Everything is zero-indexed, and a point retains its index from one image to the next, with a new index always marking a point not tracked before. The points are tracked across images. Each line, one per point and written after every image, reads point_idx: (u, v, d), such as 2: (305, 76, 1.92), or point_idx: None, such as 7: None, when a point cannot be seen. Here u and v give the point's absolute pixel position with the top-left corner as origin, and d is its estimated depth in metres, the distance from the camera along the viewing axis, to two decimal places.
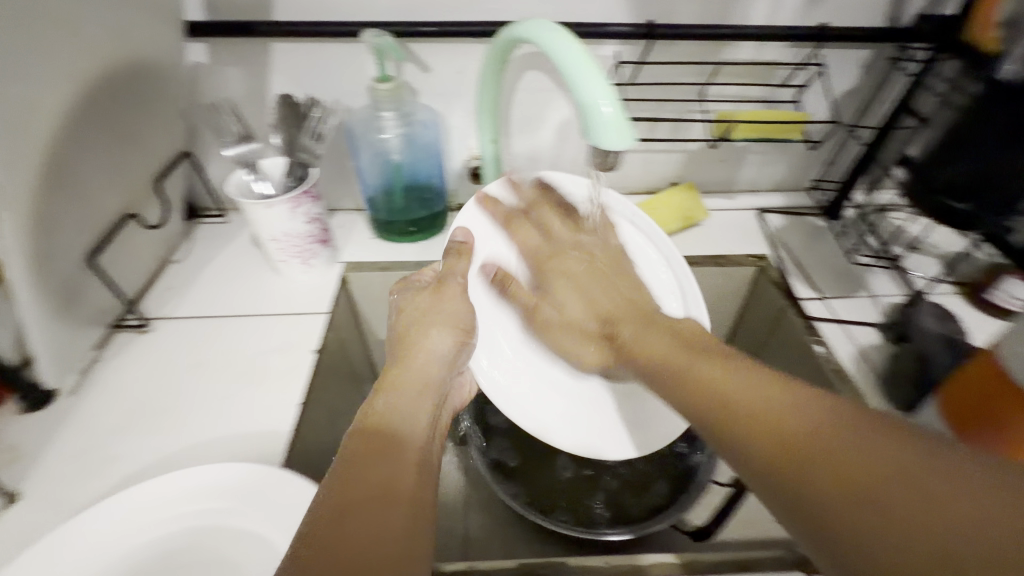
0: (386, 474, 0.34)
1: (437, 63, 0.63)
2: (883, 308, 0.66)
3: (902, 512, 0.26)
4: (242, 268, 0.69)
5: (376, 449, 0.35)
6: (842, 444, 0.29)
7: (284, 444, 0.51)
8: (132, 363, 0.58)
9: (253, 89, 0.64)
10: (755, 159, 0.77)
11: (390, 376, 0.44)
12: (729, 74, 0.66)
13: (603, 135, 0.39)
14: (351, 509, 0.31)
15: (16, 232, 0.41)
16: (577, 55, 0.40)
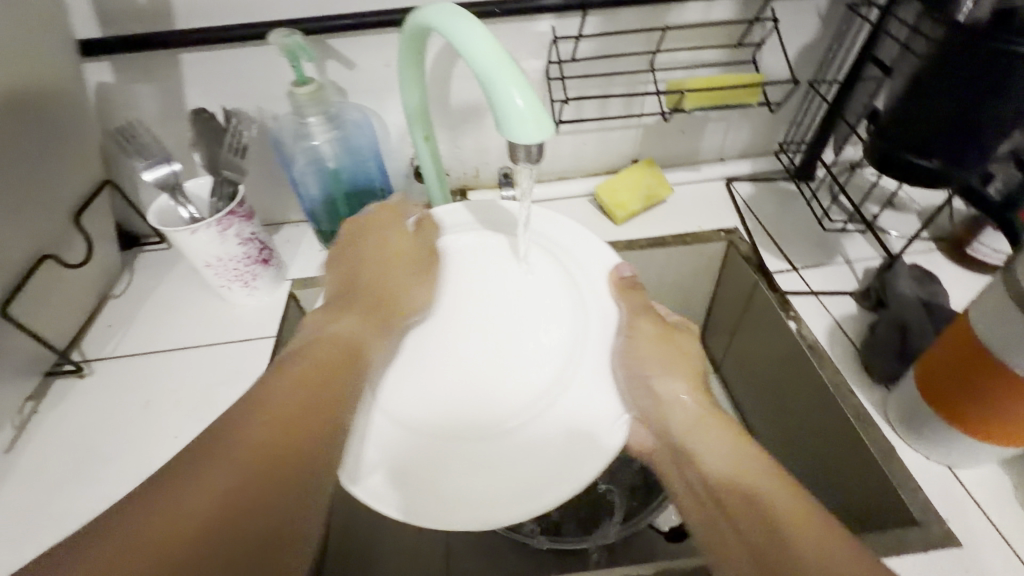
0: (295, 478, 0.33)
1: (360, 58, 0.58)
2: (859, 274, 0.62)
3: (793, 550, 0.34)
4: (184, 296, 0.65)
5: (284, 466, 0.33)
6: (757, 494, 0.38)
7: None
8: (71, 412, 0.55)
9: (168, 106, 0.60)
10: (717, 127, 0.72)
11: (309, 361, 0.41)
12: (677, 39, 0.62)
13: (517, 130, 0.35)
14: (236, 522, 0.29)
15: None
16: (486, 42, 0.36)
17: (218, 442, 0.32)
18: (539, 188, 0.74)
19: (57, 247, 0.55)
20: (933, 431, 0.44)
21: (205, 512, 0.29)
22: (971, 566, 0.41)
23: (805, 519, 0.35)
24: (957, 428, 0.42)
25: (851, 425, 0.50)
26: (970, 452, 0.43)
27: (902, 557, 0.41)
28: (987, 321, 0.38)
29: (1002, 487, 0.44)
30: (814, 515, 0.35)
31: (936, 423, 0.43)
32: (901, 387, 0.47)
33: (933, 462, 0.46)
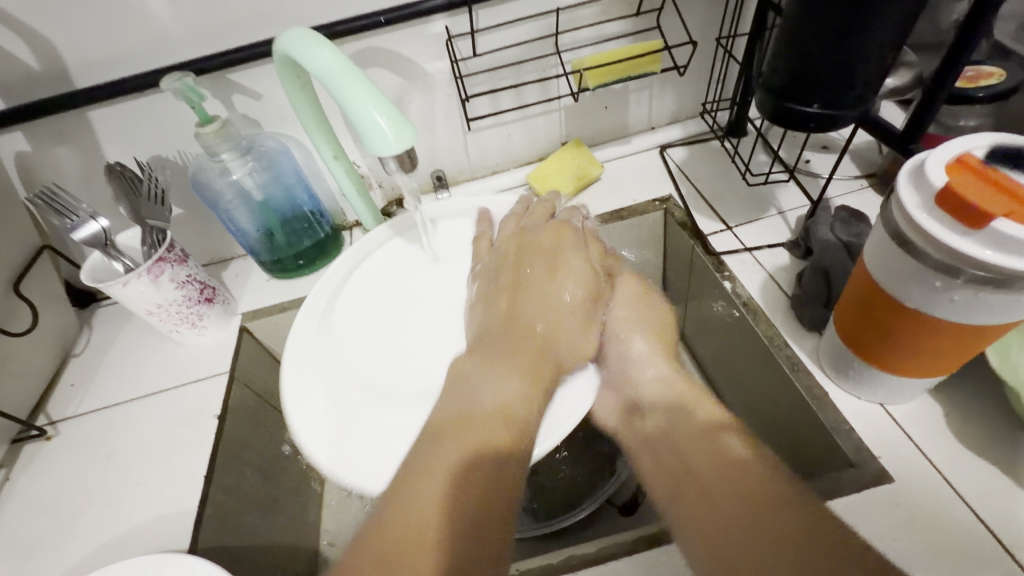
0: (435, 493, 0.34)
1: (264, 88, 0.59)
2: (792, 223, 0.62)
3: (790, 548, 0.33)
4: (141, 345, 0.67)
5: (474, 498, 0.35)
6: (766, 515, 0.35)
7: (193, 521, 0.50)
8: (41, 473, 0.57)
9: (88, 164, 0.61)
10: (639, 97, 0.72)
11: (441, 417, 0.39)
12: (576, 18, 0.61)
13: (379, 145, 0.36)
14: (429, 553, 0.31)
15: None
16: (338, 64, 0.36)
17: (407, 486, 0.34)
18: (473, 185, 0.74)
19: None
20: (858, 372, 0.44)
21: (426, 538, 0.32)
22: (906, 499, 0.41)
23: (772, 491, 0.37)
24: (874, 365, 0.42)
25: (788, 376, 0.50)
26: (895, 387, 0.43)
27: (837, 500, 0.41)
28: (875, 259, 0.37)
29: (934, 417, 0.44)
30: (797, 522, 0.34)
31: (858, 364, 0.43)
32: (827, 332, 0.47)
33: (865, 401, 0.46)
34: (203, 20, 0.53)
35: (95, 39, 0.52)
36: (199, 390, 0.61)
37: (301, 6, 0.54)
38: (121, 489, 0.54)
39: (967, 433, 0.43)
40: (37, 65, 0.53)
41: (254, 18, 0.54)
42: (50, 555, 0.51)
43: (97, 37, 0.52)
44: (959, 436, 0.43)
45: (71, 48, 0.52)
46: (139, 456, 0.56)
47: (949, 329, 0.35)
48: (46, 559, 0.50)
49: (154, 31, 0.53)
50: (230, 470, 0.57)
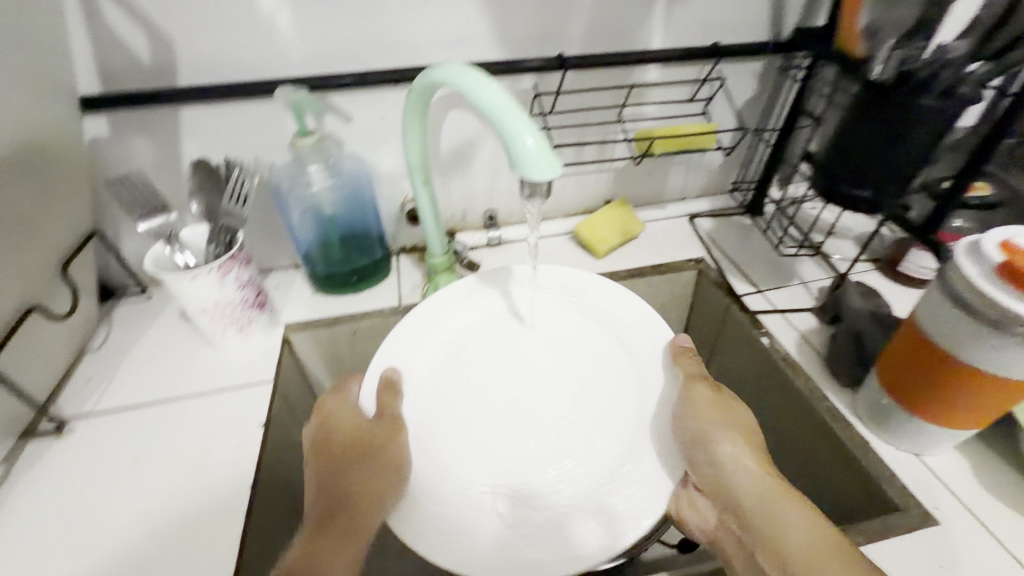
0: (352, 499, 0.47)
1: (357, 112, 0.62)
2: (815, 294, 0.69)
3: None
4: (170, 345, 0.64)
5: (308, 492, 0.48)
6: None
7: (244, 517, 0.48)
8: (57, 472, 0.52)
9: (163, 156, 0.60)
10: (678, 170, 0.80)
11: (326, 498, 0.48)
12: (642, 95, 0.69)
13: (529, 168, 0.40)
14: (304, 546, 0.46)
15: None
16: (517, 121, 0.40)
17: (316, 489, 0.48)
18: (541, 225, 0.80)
19: (44, 297, 0.52)
20: (901, 425, 0.50)
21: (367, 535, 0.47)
22: (952, 542, 0.45)
23: None
24: (932, 421, 0.48)
25: (829, 427, 0.55)
26: (930, 438, 0.49)
27: (890, 539, 0.45)
28: (943, 322, 0.44)
29: (961, 470, 0.50)
30: None
31: (901, 417, 0.49)
32: (867, 387, 0.53)
33: (902, 451, 0.52)
34: (321, 41, 0.56)
35: (215, 41, 0.54)
36: (244, 394, 0.59)
37: (414, 47, 0.59)
38: (155, 504, 0.49)
39: (995, 491, 0.49)
40: (149, 56, 0.54)
41: (369, 50, 0.58)
42: (80, 549, 0.46)
43: (218, 42, 0.54)
44: (987, 489, 0.49)
45: (188, 45, 0.54)
46: (182, 463, 0.52)
47: (981, 373, 0.42)
48: (76, 550, 0.46)
49: (273, 44, 0.56)
50: (270, 485, 0.54)
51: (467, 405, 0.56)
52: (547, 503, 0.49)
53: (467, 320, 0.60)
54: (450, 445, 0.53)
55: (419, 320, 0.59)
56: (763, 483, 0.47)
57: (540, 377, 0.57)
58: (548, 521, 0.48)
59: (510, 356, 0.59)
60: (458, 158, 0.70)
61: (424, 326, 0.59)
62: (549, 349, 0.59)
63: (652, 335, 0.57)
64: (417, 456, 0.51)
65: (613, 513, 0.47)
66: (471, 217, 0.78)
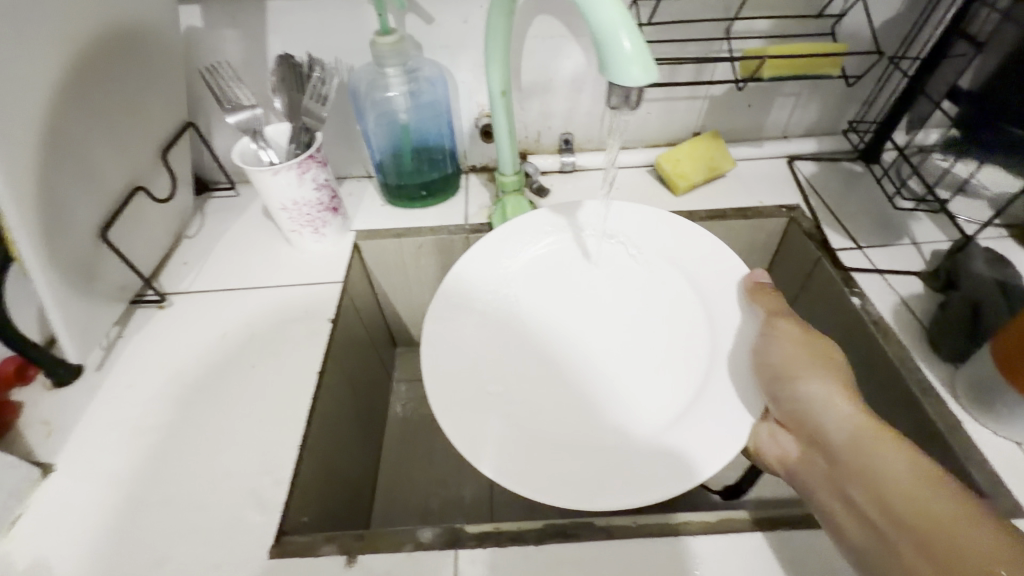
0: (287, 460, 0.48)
1: (439, 13, 0.59)
2: (927, 257, 0.61)
3: None
4: (253, 239, 0.68)
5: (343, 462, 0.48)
6: None
7: (311, 400, 0.52)
8: (157, 337, 0.58)
9: (251, 50, 0.61)
10: (784, 102, 0.71)
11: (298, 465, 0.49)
12: (758, 7, 0.60)
13: (622, 72, 0.36)
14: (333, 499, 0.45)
15: (22, 179, 0.39)
16: (615, 15, 0.35)
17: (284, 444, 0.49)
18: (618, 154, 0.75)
19: (147, 180, 0.57)
20: (1004, 408, 0.45)
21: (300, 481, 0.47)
22: None
23: None
24: None
25: (915, 399, 0.50)
26: None
27: None
28: None
29: None
30: None
31: (1009, 398, 0.44)
32: (973, 363, 0.47)
33: (1001, 437, 0.46)
34: None
35: None
36: (316, 291, 0.62)
37: None
38: (220, 388, 0.54)
39: None
40: None
41: None
42: (172, 405, 0.53)
43: None
44: None
45: None
46: (260, 345, 0.57)
47: None
48: (170, 406, 0.53)
49: None
50: (334, 376, 0.58)
51: (537, 336, 0.54)
52: (611, 423, 0.48)
53: (535, 256, 0.58)
54: (518, 375, 0.51)
55: (489, 247, 0.58)
56: (857, 421, 0.42)
57: (604, 317, 0.56)
58: (616, 440, 0.47)
59: (575, 296, 0.57)
60: (540, 71, 0.66)
61: (495, 254, 0.58)
62: (613, 291, 0.57)
63: (722, 266, 0.54)
64: (484, 381, 0.50)
65: (681, 447, 0.45)
66: (546, 140, 0.74)
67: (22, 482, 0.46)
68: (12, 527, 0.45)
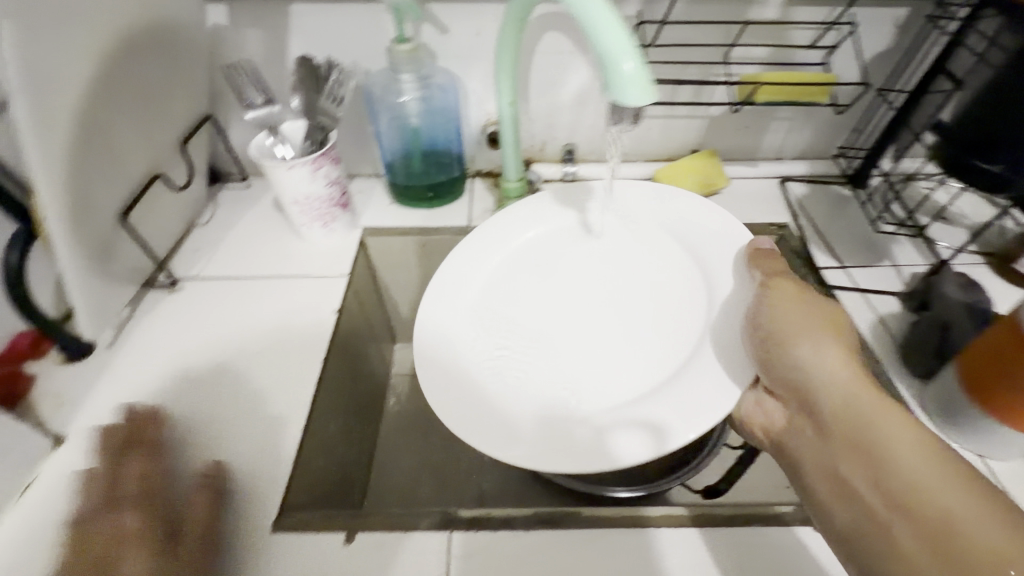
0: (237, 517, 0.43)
1: (454, 24, 0.62)
2: (906, 278, 0.64)
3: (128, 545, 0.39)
4: (262, 230, 0.71)
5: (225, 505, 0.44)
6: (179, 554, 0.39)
7: (313, 386, 0.54)
8: (167, 320, 0.60)
9: (273, 50, 0.63)
10: (778, 125, 0.74)
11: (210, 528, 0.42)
12: (755, 36, 0.64)
13: (623, 91, 0.39)
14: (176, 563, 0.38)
15: (55, 162, 0.41)
16: (618, 39, 0.38)
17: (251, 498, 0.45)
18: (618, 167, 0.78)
19: (166, 168, 0.59)
20: (968, 422, 0.48)
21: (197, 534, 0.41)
22: None
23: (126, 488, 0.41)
24: (1009, 423, 0.45)
25: None
26: (1000, 440, 0.46)
27: None
28: None
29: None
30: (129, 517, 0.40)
31: (972, 413, 0.47)
32: (941, 379, 0.50)
33: (964, 450, 0.49)
34: None
35: None
36: (322, 283, 0.65)
37: None
38: (225, 371, 0.56)
39: None
40: None
41: None
42: (179, 386, 0.55)
43: None
44: None
45: None
46: (267, 332, 0.60)
47: None
48: (177, 386, 0.55)
49: None
50: (336, 365, 0.61)
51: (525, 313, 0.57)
52: (600, 396, 0.49)
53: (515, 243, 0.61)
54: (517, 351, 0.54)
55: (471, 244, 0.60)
56: (851, 383, 0.41)
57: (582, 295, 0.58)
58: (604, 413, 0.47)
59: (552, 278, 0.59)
60: (547, 84, 0.69)
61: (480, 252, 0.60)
62: (594, 268, 0.59)
63: (710, 230, 0.57)
64: (482, 356, 0.53)
65: (664, 413, 0.44)
66: (550, 149, 0.77)
67: (35, 451, 0.48)
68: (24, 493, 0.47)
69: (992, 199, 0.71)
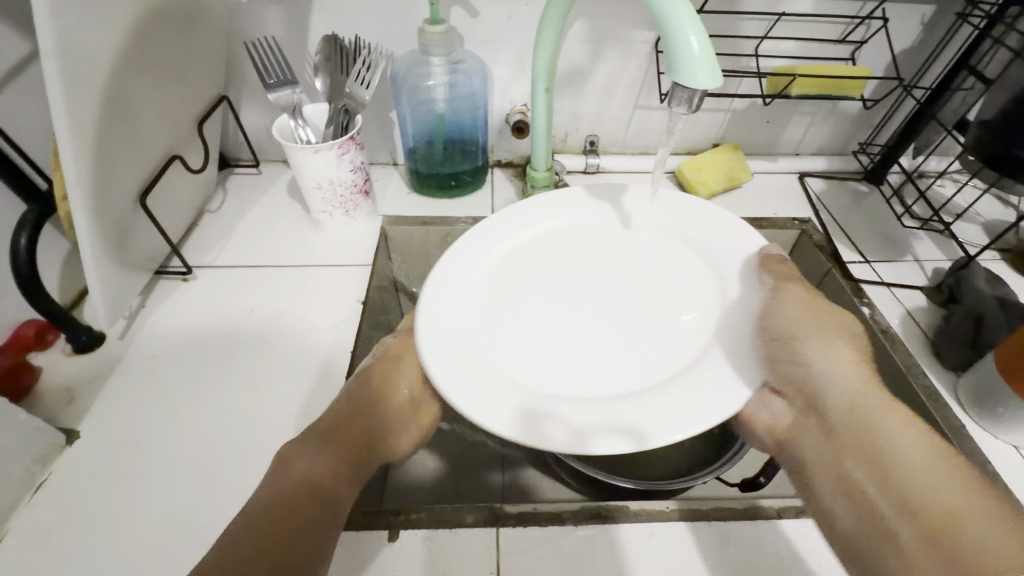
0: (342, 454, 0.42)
1: (485, 8, 0.61)
2: (929, 273, 0.65)
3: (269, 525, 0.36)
4: (277, 218, 0.68)
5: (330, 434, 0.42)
6: (300, 499, 0.38)
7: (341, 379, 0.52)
8: (182, 310, 0.57)
9: (294, 30, 0.61)
10: (800, 121, 0.74)
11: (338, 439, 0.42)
12: (786, 29, 0.64)
13: (688, 74, 0.38)
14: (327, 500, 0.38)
15: (81, 135, 0.39)
16: (685, 20, 0.37)
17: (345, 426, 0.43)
18: (640, 159, 0.77)
19: (183, 149, 0.56)
20: (1006, 413, 0.48)
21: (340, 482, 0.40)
22: None
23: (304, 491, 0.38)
24: None
25: (921, 404, 0.53)
26: None
27: None
28: None
29: None
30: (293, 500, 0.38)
31: (1011, 404, 0.47)
32: (976, 371, 0.51)
33: (999, 441, 0.50)
34: None
35: None
36: (344, 273, 0.62)
37: None
38: (246, 364, 0.54)
39: None
40: None
41: None
42: (198, 378, 0.52)
43: None
44: None
45: None
46: (289, 323, 0.57)
47: None
48: (196, 379, 0.52)
49: None
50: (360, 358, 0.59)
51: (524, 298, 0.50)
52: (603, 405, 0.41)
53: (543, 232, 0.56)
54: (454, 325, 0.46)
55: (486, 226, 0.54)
56: (855, 385, 0.44)
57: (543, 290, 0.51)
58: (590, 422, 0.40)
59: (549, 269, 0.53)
60: (575, 73, 0.68)
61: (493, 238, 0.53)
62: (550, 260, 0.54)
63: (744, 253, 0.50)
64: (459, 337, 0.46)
65: (638, 418, 0.39)
66: (572, 140, 0.76)
67: (48, 447, 0.45)
68: (36, 492, 0.44)
69: (1005, 198, 0.72)
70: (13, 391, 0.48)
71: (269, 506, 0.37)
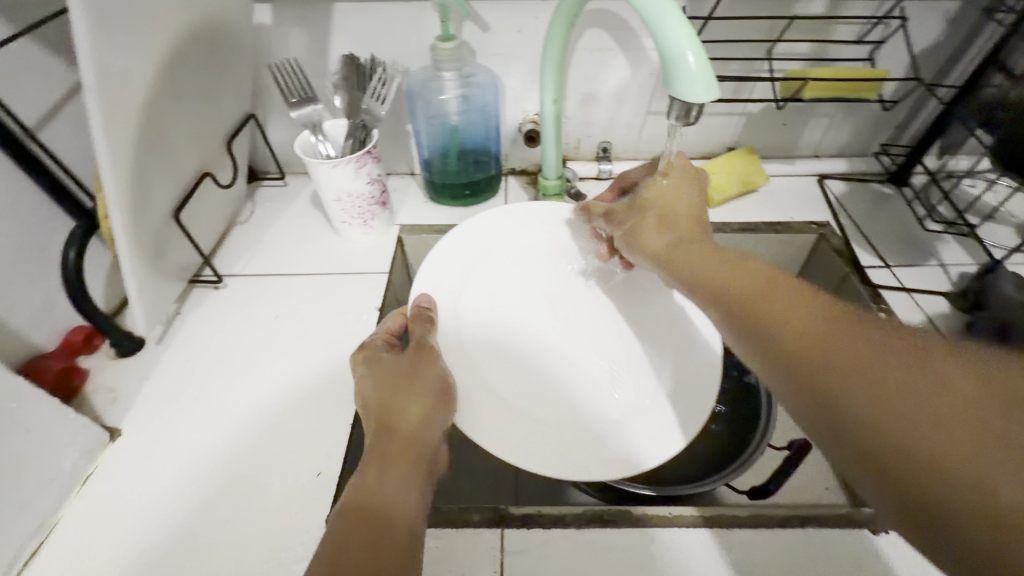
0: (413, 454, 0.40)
1: (495, 22, 0.62)
2: (953, 278, 0.63)
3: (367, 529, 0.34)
4: (301, 228, 0.71)
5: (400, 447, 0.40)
6: (372, 516, 0.35)
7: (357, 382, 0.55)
8: (213, 316, 0.61)
9: (315, 50, 0.64)
10: (818, 123, 0.73)
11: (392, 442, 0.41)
12: (801, 31, 0.63)
13: (685, 87, 0.38)
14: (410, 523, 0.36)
15: (120, 160, 0.42)
16: (681, 35, 0.38)
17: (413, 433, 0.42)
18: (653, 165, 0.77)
19: (213, 166, 0.60)
20: None
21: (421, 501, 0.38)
22: None
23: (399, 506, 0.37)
24: None
25: None
26: None
27: None
28: None
29: None
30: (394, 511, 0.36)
31: None
32: None
33: None
34: None
35: None
36: (362, 280, 0.65)
37: None
38: (271, 367, 0.57)
39: None
40: None
41: None
42: (227, 381, 0.56)
43: None
44: None
45: None
46: (310, 329, 0.60)
47: None
48: (225, 381, 0.56)
49: None
50: None
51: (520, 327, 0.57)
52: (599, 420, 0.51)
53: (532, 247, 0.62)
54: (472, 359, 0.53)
55: (442, 255, 0.59)
56: None
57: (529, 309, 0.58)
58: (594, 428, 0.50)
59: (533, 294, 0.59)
60: (586, 81, 0.69)
61: (436, 267, 0.59)
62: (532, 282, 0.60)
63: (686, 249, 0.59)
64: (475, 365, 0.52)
65: (636, 439, 0.49)
66: (585, 147, 0.77)
67: (94, 443, 0.49)
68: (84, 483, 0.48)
69: None
70: (64, 391, 0.52)
71: (360, 507, 0.35)
